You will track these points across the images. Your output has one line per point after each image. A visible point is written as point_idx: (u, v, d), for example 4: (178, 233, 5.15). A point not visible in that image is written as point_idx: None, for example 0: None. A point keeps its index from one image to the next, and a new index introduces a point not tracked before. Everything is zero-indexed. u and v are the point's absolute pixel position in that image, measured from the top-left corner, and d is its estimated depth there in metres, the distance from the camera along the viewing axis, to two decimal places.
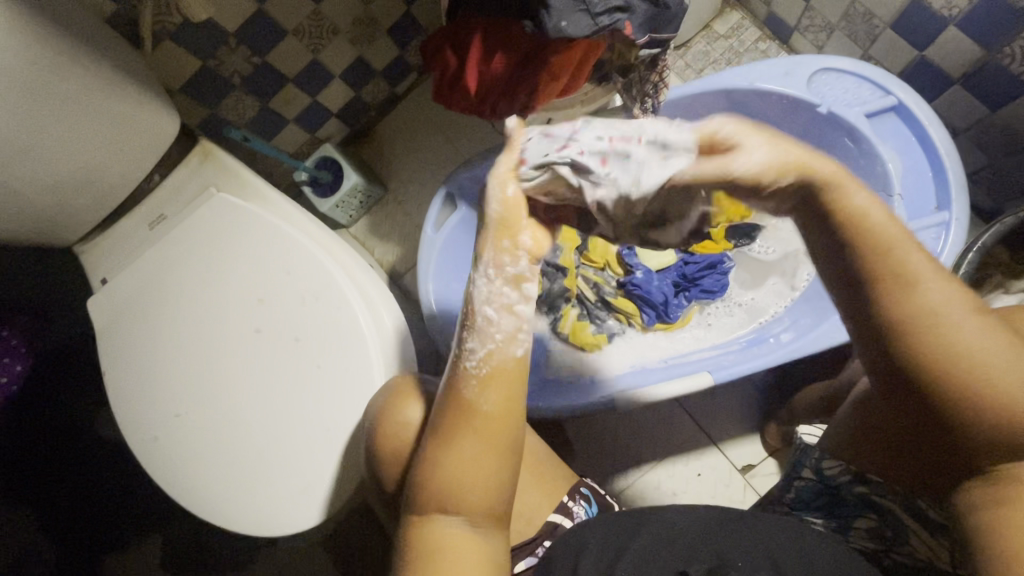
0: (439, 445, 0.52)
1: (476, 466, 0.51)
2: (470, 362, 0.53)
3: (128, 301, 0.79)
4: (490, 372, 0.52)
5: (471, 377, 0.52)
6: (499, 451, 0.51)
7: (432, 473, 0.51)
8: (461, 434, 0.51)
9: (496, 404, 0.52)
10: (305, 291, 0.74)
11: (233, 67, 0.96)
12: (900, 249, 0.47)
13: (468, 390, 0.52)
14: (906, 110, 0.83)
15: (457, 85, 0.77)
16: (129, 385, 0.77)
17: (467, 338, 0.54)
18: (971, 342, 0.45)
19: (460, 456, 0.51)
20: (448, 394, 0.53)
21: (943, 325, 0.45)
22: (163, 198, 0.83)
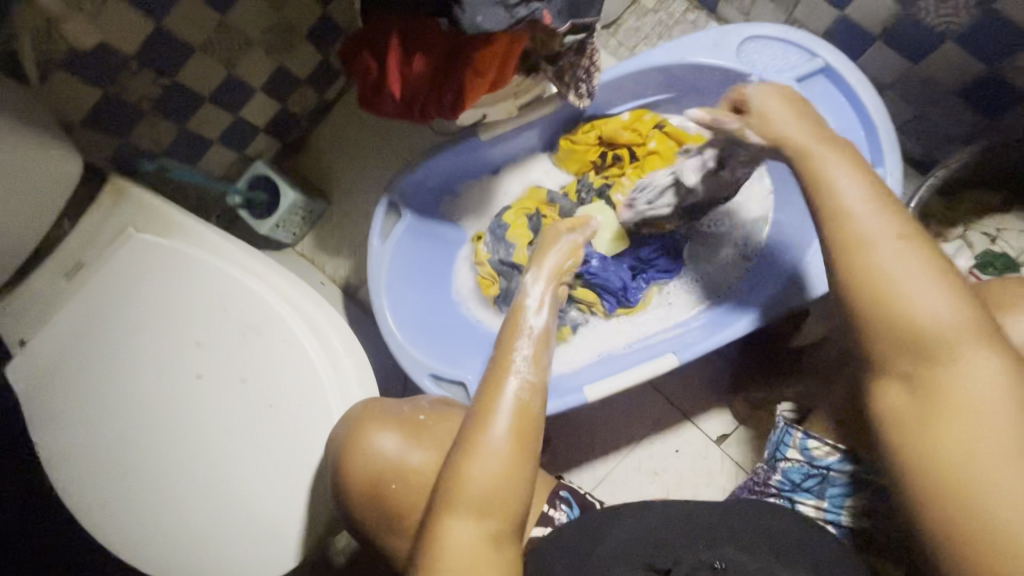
0: (473, 446, 0.54)
1: (511, 469, 0.53)
2: (521, 363, 0.59)
3: (51, 362, 0.73)
4: (534, 373, 0.58)
5: (525, 378, 0.57)
6: (532, 453, 0.55)
7: (467, 466, 0.53)
8: (507, 432, 0.54)
9: (534, 409, 0.57)
10: (247, 327, 0.70)
11: (140, 92, 0.89)
12: (871, 234, 0.53)
13: (510, 386, 0.57)
14: (834, 71, 0.84)
15: (383, 90, 0.74)
16: (65, 452, 0.71)
17: (521, 345, 0.60)
18: (920, 278, 0.50)
19: (493, 456, 0.53)
20: (487, 391, 0.57)
21: (888, 270, 0.51)
22: (77, 244, 0.76)
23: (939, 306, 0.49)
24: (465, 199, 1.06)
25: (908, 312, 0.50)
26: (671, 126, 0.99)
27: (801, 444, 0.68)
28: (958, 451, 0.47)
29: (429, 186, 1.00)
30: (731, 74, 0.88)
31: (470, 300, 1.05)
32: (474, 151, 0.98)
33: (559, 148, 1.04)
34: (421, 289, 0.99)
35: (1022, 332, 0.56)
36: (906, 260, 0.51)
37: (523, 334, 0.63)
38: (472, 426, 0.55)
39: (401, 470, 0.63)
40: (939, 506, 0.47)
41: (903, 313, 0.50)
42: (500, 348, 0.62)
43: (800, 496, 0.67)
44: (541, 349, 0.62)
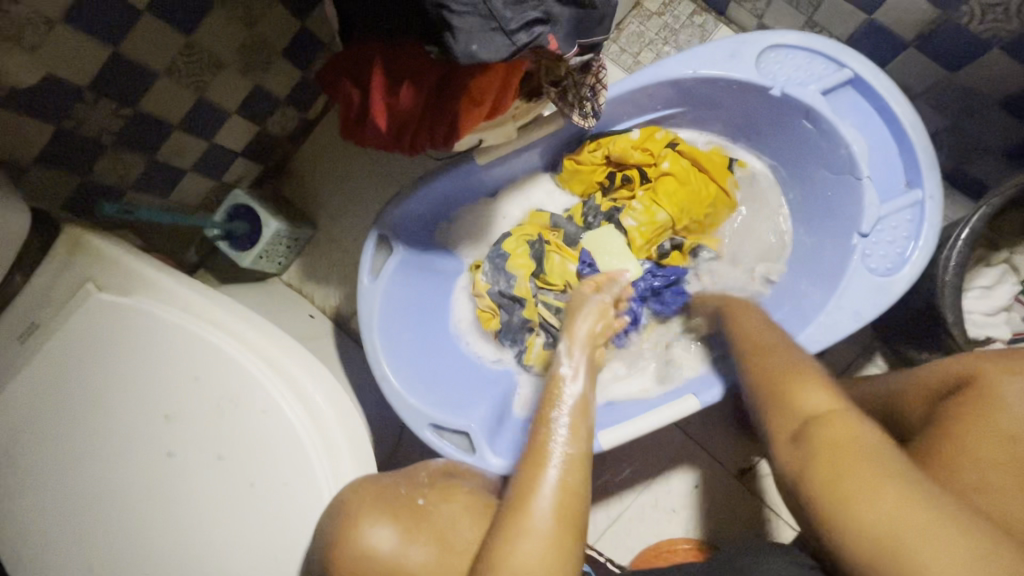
0: (523, 527, 0.53)
1: (558, 549, 0.52)
2: (560, 434, 0.60)
3: (3, 438, 0.64)
4: (575, 448, 0.59)
5: (560, 448, 0.59)
6: (579, 530, 0.54)
7: (508, 553, 0.51)
8: (550, 511, 0.54)
9: (578, 483, 0.57)
10: (223, 395, 0.62)
11: (98, 124, 0.81)
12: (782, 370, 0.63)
13: (552, 464, 0.58)
14: (863, 82, 0.76)
15: (368, 120, 0.66)
16: (22, 541, 0.63)
17: (559, 414, 0.63)
18: (824, 401, 0.57)
19: (542, 533, 0.52)
20: (528, 468, 0.58)
21: (801, 403, 0.58)
22: (30, 303, 0.68)
23: (850, 420, 0.54)
24: (461, 225, 0.98)
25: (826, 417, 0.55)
26: (683, 142, 0.92)
27: None
28: (870, 516, 0.46)
29: (422, 215, 0.92)
30: (749, 87, 0.80)
31: (470, 335, 0.97)
32: (470, 176, 0.90)
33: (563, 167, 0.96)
34: (417, 328, 0.91)
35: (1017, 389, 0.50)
36: (815, 393, 0.58)
37: (559, 403, 0.65)
38: (516, 507, 0.55)
39: (398, 570, 0.55)
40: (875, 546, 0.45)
41: (828, 424, 0.54)
42: (535, 427, 0.63)
43: None
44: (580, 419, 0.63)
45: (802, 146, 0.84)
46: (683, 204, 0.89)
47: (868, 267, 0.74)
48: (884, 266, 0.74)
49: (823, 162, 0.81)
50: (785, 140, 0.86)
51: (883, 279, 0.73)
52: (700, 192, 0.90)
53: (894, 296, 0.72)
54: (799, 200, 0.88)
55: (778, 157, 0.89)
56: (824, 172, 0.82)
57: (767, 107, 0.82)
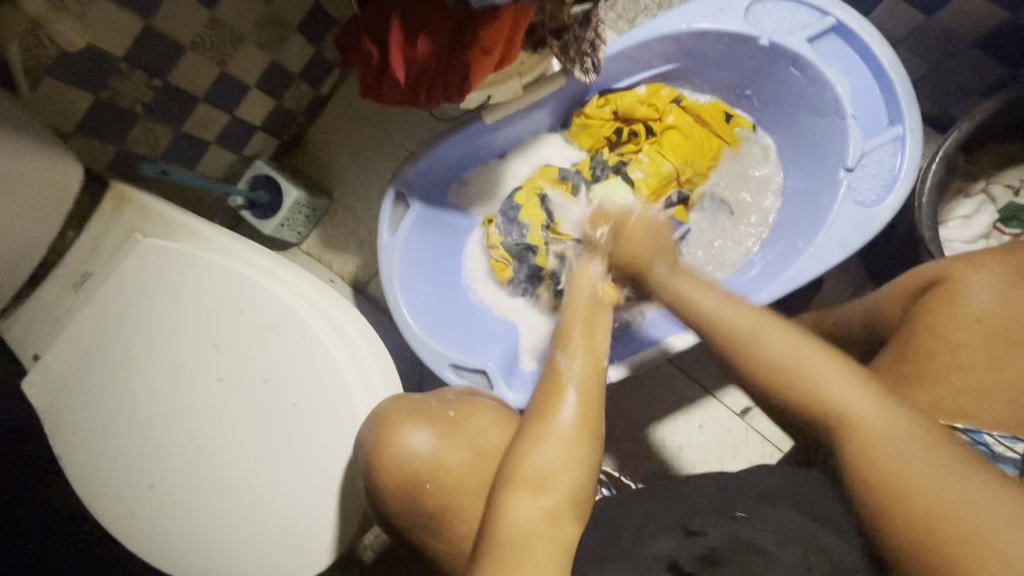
0: (543, 435, 0.58)
1: (575, 446, 0.58)
2: (570, 371, 0.62)
3: (68, 372, 0.71)
4: (583, 371, 0.62)
5: (571, 374, 0.62)
6: (596, 440, 0.59)
7: (529, 450, 0.57)
8: (574, 415, 0.59)
9: (592, 398, 0.61)
10: (265, 327, 0.69)
11: (132, 95, 0.87)
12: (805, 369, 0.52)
13: (567, 394, 0.60)
14: (846, 29, 0.81)
15: (386, 75, 0.72)
16: (90, 463, 0.70)
17: (562, 356, 0.64)
18: (866, 413, 0.48)
19: (562, 437, 0.57)
20: (546, 390, 0.62)
21: (858, 415, 0.48)
22: (84, 254, 0.75)
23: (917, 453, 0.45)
24: (473, 184, 1.04)
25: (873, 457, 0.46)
26: (685, 98, 0.97)
27: None
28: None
29: (435, 174, 0.97)
30: (740, 38, 0.85)
31: (483, 287, 1.03)
32: (480, 135, 0.96)
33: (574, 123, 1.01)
34: (433, 281, 0.97)
35: (981, 282, 0.58)
36: (865, 395, 0.49)
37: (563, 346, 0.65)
38: (537, 419, 0.60)
39: (437, 469, 0.63)
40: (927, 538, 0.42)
41: (885, 456, 0.45)
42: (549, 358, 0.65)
43: None
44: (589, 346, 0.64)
45: (792, 94, 0.89)
46: (688, 157, 0.95)
47: (854, 200, 0.80)
48: (869, 197, 0.79)
49: (811, 107, 0.87)
50: (775, 90, 0.91)
51: (868, 210, 0.78)
52: (703, 146, 0.96)
53: (878, 225, 0.78)
54: (791, 147, 0.93)
55: (770, 108, 0.94)
56: (813, 117, 0.87)
57: (757, 58, 0.88)
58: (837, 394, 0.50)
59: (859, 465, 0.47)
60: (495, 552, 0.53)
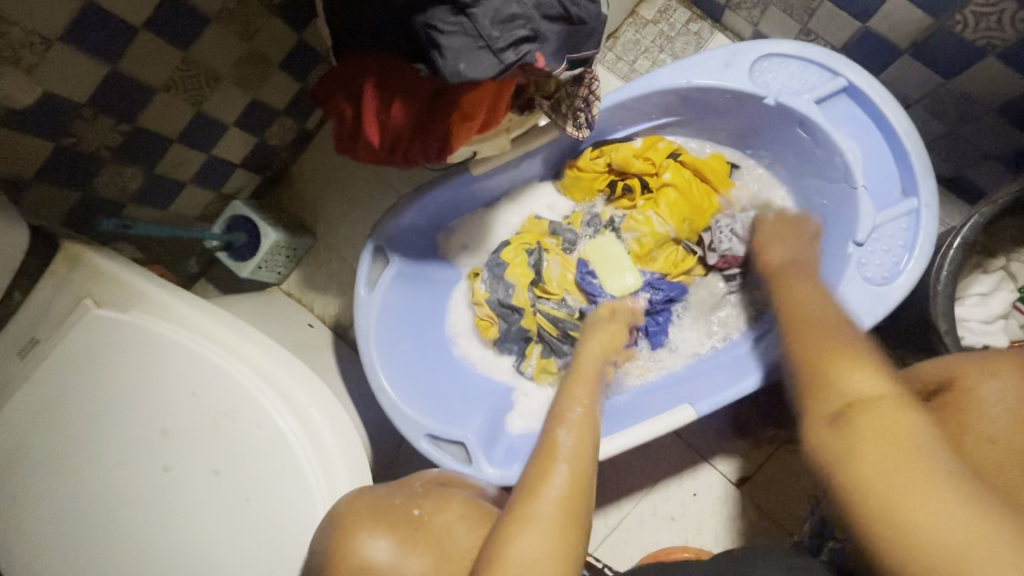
0: (525, 516, 0.55)
1: (559, 530, 0.54)
2: (564, 435, 0.65)
3: (5, 451, 0.66)
4: (577, 447, 0.63)
5: (566, 444, 0.63)
6: (581, 526, 0.56)
7: (511, 535, 0.53)
8: (558, 493, 0.57)
9: (582, 473, 0.60)
10: (219, 410, 0.63)
11: (97, 139, 0.82)
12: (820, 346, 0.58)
13: (559, 462, 0.61)
14: (858, 91, 0.76)
15: (361, 134, 0.67)
16: (23, 554, 0.64)
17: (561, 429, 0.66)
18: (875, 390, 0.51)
19: (546, 517, 0.54)
20: (539, 464, 0.61)
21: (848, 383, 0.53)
22: (31, 319, 0.69)
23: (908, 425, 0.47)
24: (459, 234, 0.99)
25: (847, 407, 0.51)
26: (683, 151, 0.91)
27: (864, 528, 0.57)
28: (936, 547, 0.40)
29: (419, 226, 0.92)
30: (744, 96, 0.80)
31: (467, 342, 0.97)
32: (466, 187, 0.90)
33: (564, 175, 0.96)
34: (413, 338, 0.91)
35: (995, 393, 0.51)
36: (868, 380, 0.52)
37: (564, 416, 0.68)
38: (524, 499, 0.57)
39: None
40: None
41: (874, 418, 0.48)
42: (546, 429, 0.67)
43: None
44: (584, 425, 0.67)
45: (798, 155, 0.83)
46: (685, 215, 0.91)
47: (864, 276, 0.74)
48: (880, 274, 0.73)
49: (818, 170, 0.81)
50: (780, 149, 0.85)
51: (879, 288, 0.73)
52: (702, 205, 0.91)
53: (889, 305, 0.72)
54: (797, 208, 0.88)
55: (775, 166, 0.89)
56: (820, 180, 0.82)
57: (762, 116, 0.82)
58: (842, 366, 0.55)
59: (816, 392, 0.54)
60: None
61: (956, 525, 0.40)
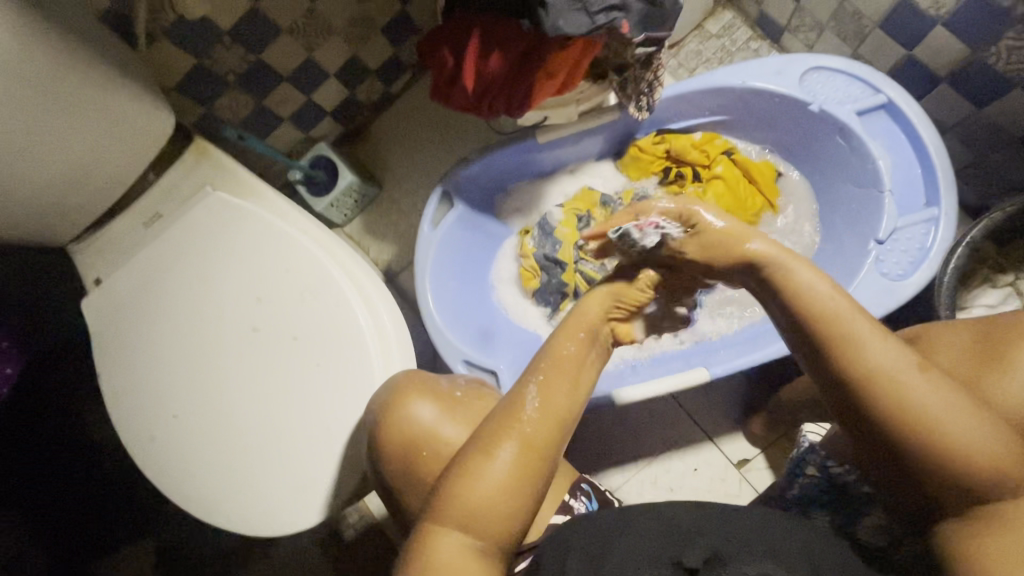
0: (470, 474, 0.54)
1: (511, 492, 0.54)
2: (531, 399, 0.57)
3: (122, 298, 0.78)
4: (516, 450, 0.55)
5: (530, 407, 0.57)
6: (536, 480, 0.55)
7: (463, 489, 0.54)
8: (511, 461, 0.54)
9: (544, 436, 0.56)
10: (304, 289, 0.74)
11: (228, 65, 0.97)
12: (844, 316, 0.53)
13: (518, 424, 0.56)
14: (896, 108, 0.84)
15: (456, 83, 0.79)
16: (124, 383, 0.76)
17: (530, 383, 0.59)
18: (889, 364, 0.50)
19: (495, 480, 0.54)
20: (498, 418, 0.57)
21: (869, 354, 0.51)
22: (158, 197, 0.83)
23: (929, 392, 0.49)
24: (515, 198, 1.10)
25: (869, 382, 0.50)
26: (739, 152, 1.00)
27: (822, 463, 0.71)
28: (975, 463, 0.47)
29: (482, 181, 1.03)
30: (791, 101, 0.90)
31: (508, 292, 1.07)
32: (530, 152, 1.01)
33: (626, 154, 1.06)
34: (461, 278, 1.02)
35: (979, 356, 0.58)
36: (887, 347, 0.51)
37: (536, 374, 0.60)
38: (479, 451, 0.56)
39: (434, 439, 0.65)
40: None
41: (898, 398, 0.49)
42: (519, 381, 0.60)
43: (820, 509, 0.73)
44: (551, 417, 0.57)
45: (834, 162, 0.92)
46: (729, 208, 0.97)
47: (880, 271, 0.82)
48: (895, 271, 0.81)
49: (851, 176, 0.90)
50: (818, 155, 0.94)
51: (894, 282, 0.80)
52: (746, 201, 0.98)
53: (900, 299, 0.79)
54: (827, 211, 0.96)
55: (812, 172, 0.97)
56: (851, 186, 0.90)
57: (806, 122, 0.92)
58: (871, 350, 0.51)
59: (847, 371, 0.52)
60: None
61: (990, 440, 0.47)
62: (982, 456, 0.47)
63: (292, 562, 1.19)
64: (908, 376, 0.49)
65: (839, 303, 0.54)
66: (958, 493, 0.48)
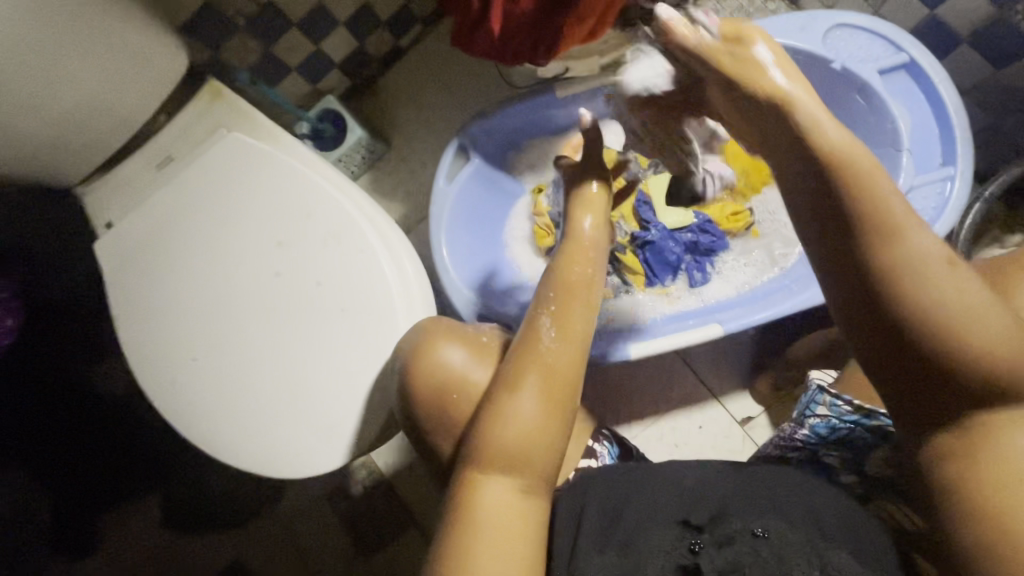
0: (499, 413, 0.57)
1: (543, 427, 0.57)
2: (547, 332, 0.60)
3: (138, 241, 0.77)
4: (540, 380, 0.58)
5: (548, 341, 0.59)
6: (564, 415, 0.58)
7: (496, 429, 0.57)
8: (536, 396, 0.57)
9: (566, 368, 0.59)
10: (326, 234, 0.73)
11: (237, 7, 0.94)
12: (873, 186, 0.44)
13: (536, 359, 0.59)
14: (917, 67, 0.85)
15: (479, 28, 0.77)
16: (141, 328, 0.75)
17: (542, 314, 0.61)
18: (904, 220, 0.44)
19: (527, 419, 0.56)
20: (517, 358, 0.59)
21: (889, 220, 0.44)
22: (170, 139, 0.80)
23: (954, 284, 0.42)
24: (529, 154, 1.09)
25: (888, 258, 0.43)
26: None
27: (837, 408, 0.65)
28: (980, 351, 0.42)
29: (497, 135, 1.02)
30: (813, 59, 0.88)
31: (521, 248, 1.07)
32: (548, 106, 1.00)
33: None
34: (475, 234, 1.01)
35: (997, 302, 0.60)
36: (918, 225, 0.44)
37: (545, 304, 0.61)
38: (503, 392, 0.58)
39: (465, 384, 0.64)
40: (971, 511, 0.44)
41: (918, 281, 0.42)
42: (529, 318, 0.62)
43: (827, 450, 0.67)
44: (570, 345, 0.59)
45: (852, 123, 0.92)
46: (745, 166, 1.00)
47: None
48: None
49: (869, 137, 0.90)
50: None
51: None
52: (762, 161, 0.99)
53: None
54: None
55: None
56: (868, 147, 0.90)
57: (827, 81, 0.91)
58: (898, 215, 0.44)
59: (870, 247, 0.44)
60: (465, 528, 0.54)
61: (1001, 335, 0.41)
62: (1004, 354, 0.41)
63: (301, 516, 1.20)
64: (938, 273, 0.42)
65: (878, 180, 0.45)
66: (971, 385, 0.43)
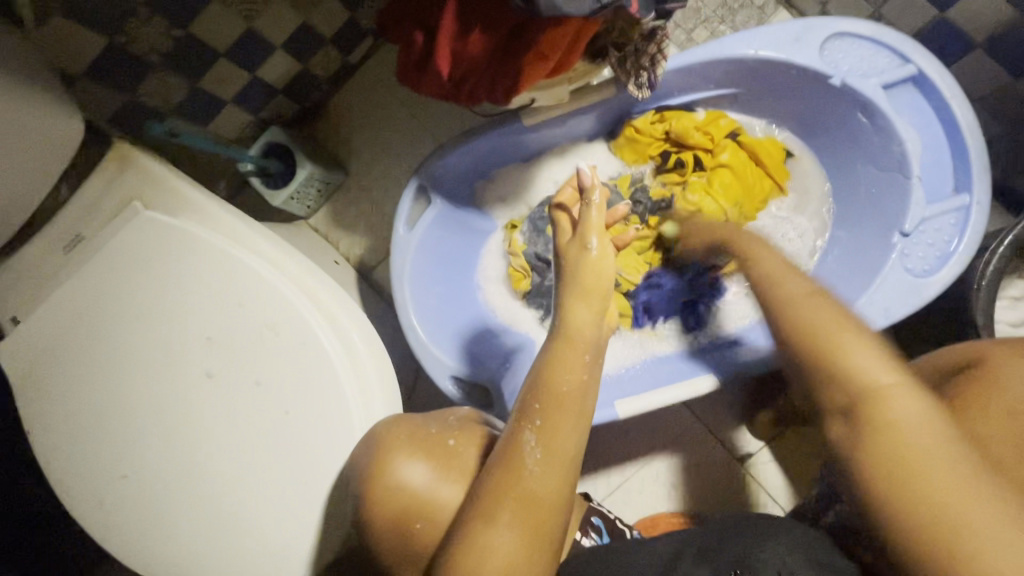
0: (473, 545, 0.50)
1: (524, 562, 0.49)
2: (530, 450, 0.51)
3: (48, 340, 0.66)
4: (523, 507, 0.50)
5: (533, 462, 0.51)
6: (548, 544, 0.50)
7: (469, 565, 0.49)
8: (516, 528, 0.49)
9: (552, 493, 0.50)
10: (264, 325, 0.64)
11: (149, 44, 0.80)
12: (820, 330, 0.53)
13: (519, 481, 0.50)
14: (927, 80, 0.75)
15: (426, 67, 0.65)
16: (62, 440, 0.65)
17: (525, 430, 0.52)
18: (878, 376, 0.49)
19: (505, 555, 0.49)
20: (498, 480, 0.51)
21: (854, 362, 0.50)
22: (78, 215, 0.69)
23: (886, 378, 0.49)
24: (499, 185, 0.98)
25: (828, 360, 0.52)
26: (741, 129, 0.91)
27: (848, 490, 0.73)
28: (932, 470, 0.44)
29: (462, 170, 0.91)
30: (809, 74, 0.79)
31: (496, 291, 0.98)
32: (516, 135, 0.89)
33: (621, 135, 0.94)
34: (444, 282, 0.92)
35: None
36: (872, 354, 0.50)
37: (527, 419, 0.52)
38: (481, 519, 0.50)
39: (429, 505, 0.59)
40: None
41: (853, 379, 0.50)
42: (512, 424, 0.53)
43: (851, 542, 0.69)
44: (557, 470, 0.51)
45: (854, 141, 0.84)
46: (735, 198, 0.89)
47: (905, 266, 0.75)
48: (920, 266, 0.74)
49: (874, 158, 0.82)
50: (835, 135, 0.86)
51: (917, 280, 0.73)
52: (754, 187, 0.90)
53: (922, 300, 0.73)
54: (846, 194, 0.88)
55: (828, 149, 0.89)
56: (872, 168, 0.83)
57: (827, 95, 0.81)
58: (849, 363, 0.50)
59: (815, 362, 0.52)
60: None
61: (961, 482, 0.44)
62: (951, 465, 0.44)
63: None
64: (874, 376, 0.49)
65: (842, 334, 0.52)
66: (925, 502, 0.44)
